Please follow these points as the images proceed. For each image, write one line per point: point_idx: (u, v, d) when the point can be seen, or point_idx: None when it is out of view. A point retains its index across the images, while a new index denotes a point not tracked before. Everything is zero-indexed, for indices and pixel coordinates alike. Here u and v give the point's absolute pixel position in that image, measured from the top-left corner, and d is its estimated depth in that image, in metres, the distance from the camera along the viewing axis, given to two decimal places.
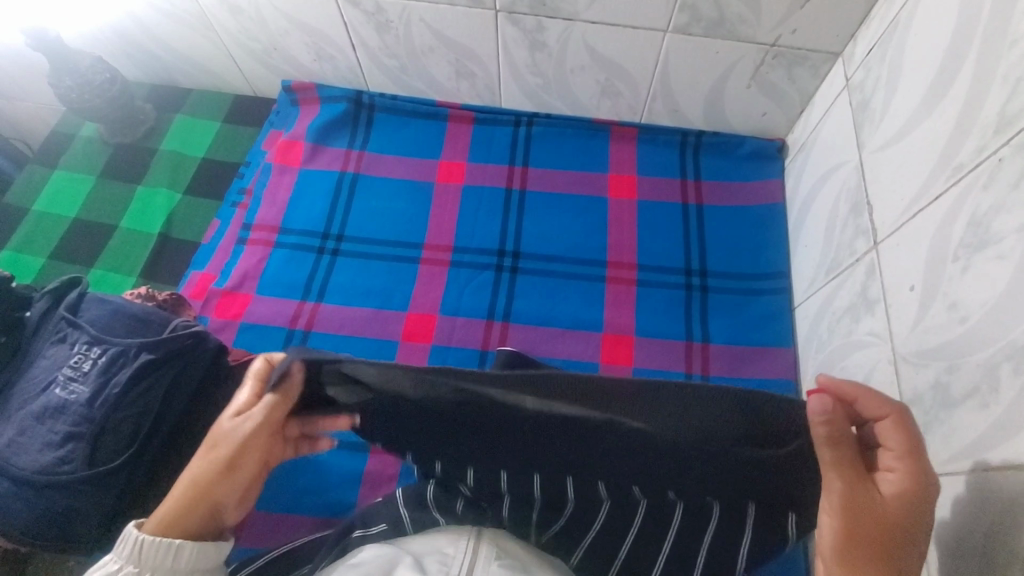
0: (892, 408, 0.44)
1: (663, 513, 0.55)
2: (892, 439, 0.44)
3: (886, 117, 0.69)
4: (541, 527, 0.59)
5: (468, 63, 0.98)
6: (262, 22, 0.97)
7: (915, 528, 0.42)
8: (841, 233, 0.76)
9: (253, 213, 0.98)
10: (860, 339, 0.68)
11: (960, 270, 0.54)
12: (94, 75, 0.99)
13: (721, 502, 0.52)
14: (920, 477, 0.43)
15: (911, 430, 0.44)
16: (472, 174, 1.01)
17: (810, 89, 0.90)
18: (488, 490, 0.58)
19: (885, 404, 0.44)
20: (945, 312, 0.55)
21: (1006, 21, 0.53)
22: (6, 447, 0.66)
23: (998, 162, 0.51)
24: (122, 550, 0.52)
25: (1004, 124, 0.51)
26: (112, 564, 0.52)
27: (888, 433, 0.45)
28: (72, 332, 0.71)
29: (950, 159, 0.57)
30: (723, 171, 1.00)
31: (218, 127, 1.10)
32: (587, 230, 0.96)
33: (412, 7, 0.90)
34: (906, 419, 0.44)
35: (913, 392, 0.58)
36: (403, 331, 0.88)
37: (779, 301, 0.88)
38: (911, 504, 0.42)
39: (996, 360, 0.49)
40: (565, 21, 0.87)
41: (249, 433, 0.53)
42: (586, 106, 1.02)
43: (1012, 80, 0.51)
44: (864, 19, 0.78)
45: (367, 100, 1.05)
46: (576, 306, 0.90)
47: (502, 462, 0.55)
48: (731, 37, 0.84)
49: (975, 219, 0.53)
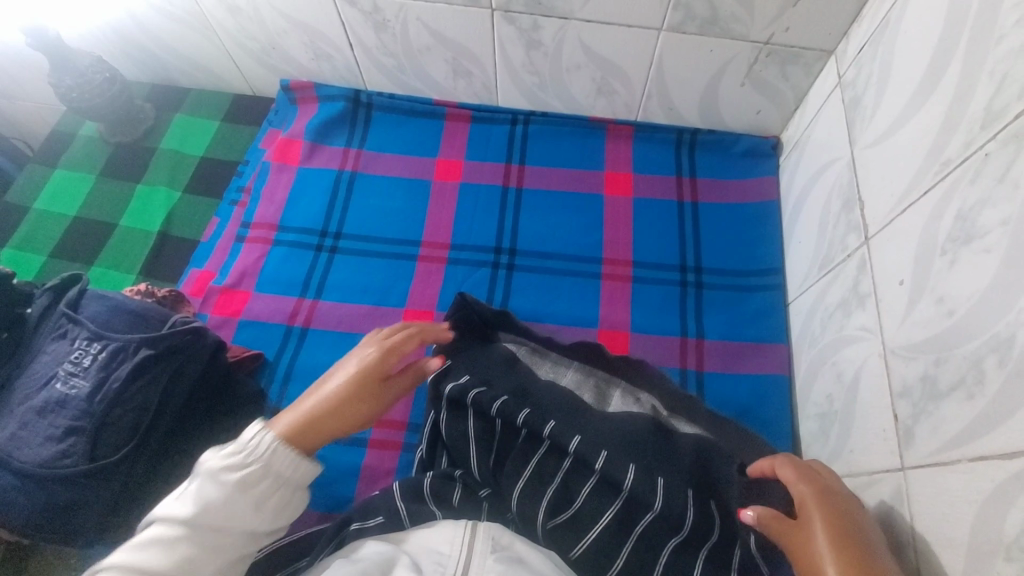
0: (770, 458, 0.59)
1: (672, 515, 0.60)
2: (785, 474, 0.56)
3: (877, 114, 0.70)
4: (553, 510, 0.62)
5: (465, 62, 0.99)
6: (260, 22, 0.98)
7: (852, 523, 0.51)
8: (834, 229, 0.77)
9: (251, 211, 0.99)
10: (852, 333, 0.69)
11: (948, 264, 0.55)
12: (94, 75, 1.00)
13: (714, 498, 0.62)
14: (830, 493, 0.54)
15: (796, 463, 0.57)
16: (470, 173, 1.01)
17: (804, 87, 0.91)
18: (517, 461, 0.67)
19: (767, 457, 0.59)
20: (933, 306, 0.56)
21: (993, 19, 0.54)
22: (8, 441, 0.66)
23: (985, 156, 0.52)
24: (253, 446, 0.60)
25: (991, 119, 0.52)
26: (236, 456, 0.59)
27: (785, 472, 0.56)
28: (72, 328, 0.72)
29: (937, 154, 0.58)
30: (719, 168, 1.00)
31: (217, 126, 1.11)
32: (583, 227, 0.96)
33: (408, 6, 0.91)
34: (791, 458, 0.58)
35: (902, 384, 0.59)
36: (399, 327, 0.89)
37: (773, 297, 0.89)
38: (830, 506, 0.52)
39: (982, 352, 0.49)
40: (560, 20, 0.88)
41: (388, 401, 0.68)
42: (582, 104, 1.02)
43: (999, 75, 0.52)
44: (856, 17, 0.79)
45: (365, 99, 1.06)
46: (572, 302, 0.91)
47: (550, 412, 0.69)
48: (724, 36, 0.85)
49: (962, 214, 0.54)
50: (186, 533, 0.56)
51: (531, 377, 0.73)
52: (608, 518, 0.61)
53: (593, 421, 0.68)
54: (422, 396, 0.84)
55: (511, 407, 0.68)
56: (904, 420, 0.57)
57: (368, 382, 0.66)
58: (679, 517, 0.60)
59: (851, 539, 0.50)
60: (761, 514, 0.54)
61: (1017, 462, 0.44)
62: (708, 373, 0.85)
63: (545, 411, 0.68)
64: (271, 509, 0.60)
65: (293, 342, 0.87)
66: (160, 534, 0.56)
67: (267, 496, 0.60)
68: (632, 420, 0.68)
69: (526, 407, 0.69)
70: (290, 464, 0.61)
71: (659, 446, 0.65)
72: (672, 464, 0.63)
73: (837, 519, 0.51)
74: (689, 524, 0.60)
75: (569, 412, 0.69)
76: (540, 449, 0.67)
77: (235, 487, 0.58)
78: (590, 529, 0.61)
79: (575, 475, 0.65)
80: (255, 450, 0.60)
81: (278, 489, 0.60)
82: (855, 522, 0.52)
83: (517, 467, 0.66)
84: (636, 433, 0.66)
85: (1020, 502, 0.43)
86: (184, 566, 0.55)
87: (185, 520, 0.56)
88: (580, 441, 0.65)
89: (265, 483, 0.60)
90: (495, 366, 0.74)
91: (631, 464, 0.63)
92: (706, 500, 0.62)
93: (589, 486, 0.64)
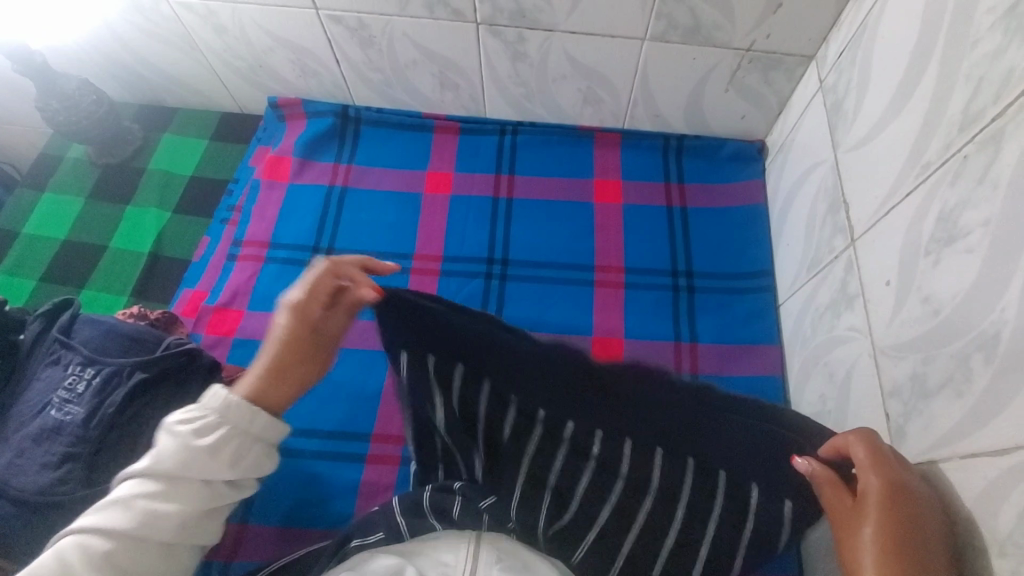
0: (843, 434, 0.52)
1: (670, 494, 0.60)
2: (856, 454, 0.49)
3: (858, 118, 0.71)
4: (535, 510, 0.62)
5: (452, 75, 0.99)
6: (247, 41, 0.99)
7: (905, 518, 0.45)
8: (820, 231, 0.78)
9: (242, 229, 0.99)
10: (841, 334, 0.70)
11: (932, 264, 0.56)
12: (81, 97, 1.00)
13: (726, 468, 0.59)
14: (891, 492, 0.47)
15: (877, 446, 0.49)
16: (460, 185, 1.02)
17: (786, 91, 0.92)
18: (507, 462, 0.63)
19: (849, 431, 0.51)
20: (920, 306, 0.57)
21: (967, 24, 0.55)
22: (4, 469, 0.66)
23: (963, 159, 0.53)
24: (210, 400, 0.56)
25: (969, 122, 0.53)
26: (195, 410, 0.56)
27: (859, 450, 0.50)
28: (65, 354, 0.71)
29: (918, 157, 0.59)
30: (706, 172, 1.02)
31: (206, 145, 1.11)
32: (574, 235, 0.97)
33: (395, 22, 0.91)
34: (871, 438, 0.50)
35: (892, 383, 0.60)
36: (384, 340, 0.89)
37: (764, 299, 0.90)
38: (895, 510, 0.46)
39: (968, 350, 0.50)
40: (545, 32, 0.89)
41: (324, 340, 0.59)
42: (569, 113, 1.03)
43: (975, 79, 0.53)
44: (835, 22, 0.80)
45: (353, 114, 1.07)
46: (565, 310, 0.91)
47: (537, 400, 0.60)
48: (707, 44, 0.87)
49: (944, 215, 0.55)
50: (144, 487, 0.53)
51: (514, 358, 0.59)
52: (607, 513, 0.61)
53: (591, 403, 0.59)
54: None
55: (497, 398, 0.61)
56: (895, 419, 0.58)
57: (298, 331, 0.58)
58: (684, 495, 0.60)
59: (903, 547, 0.44)
60: (819, 477, 0.51)
61: (1006, 459, 0.45)
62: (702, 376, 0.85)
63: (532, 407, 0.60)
64: (222, 460, 0.54)
65: None
66: (121, 492, 0.53)
67: (225, 449, 0.55)
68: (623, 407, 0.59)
69: (511, 402, 0.61)
70: (245, 412, 0.56)
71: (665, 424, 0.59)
72: (675, 441, 0.59)
73: (893, 525, 0.45)
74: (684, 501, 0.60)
75: (559, 399, 0.59)
76: (529, 447, 0.62)
77: (185, 440, 0.54)
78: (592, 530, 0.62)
79: (569, 469, 0.61)
80: (209, 401, 0.56)
81: (235, 439, 0.55)
82: (916, 527, 0.45)
83: (511, 467, 0.63)
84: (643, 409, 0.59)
85: (1010, 498, 0.44)
86: (141, 523, 0.51)
87: (143, 474, 0.53)
88: (575, 429, 0.60)
89: (221, 430, 0.55)
90: (459, 341, 0.60)
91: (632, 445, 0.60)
92: (709, 467, 0.59)
93: (585, 481, 0.61)
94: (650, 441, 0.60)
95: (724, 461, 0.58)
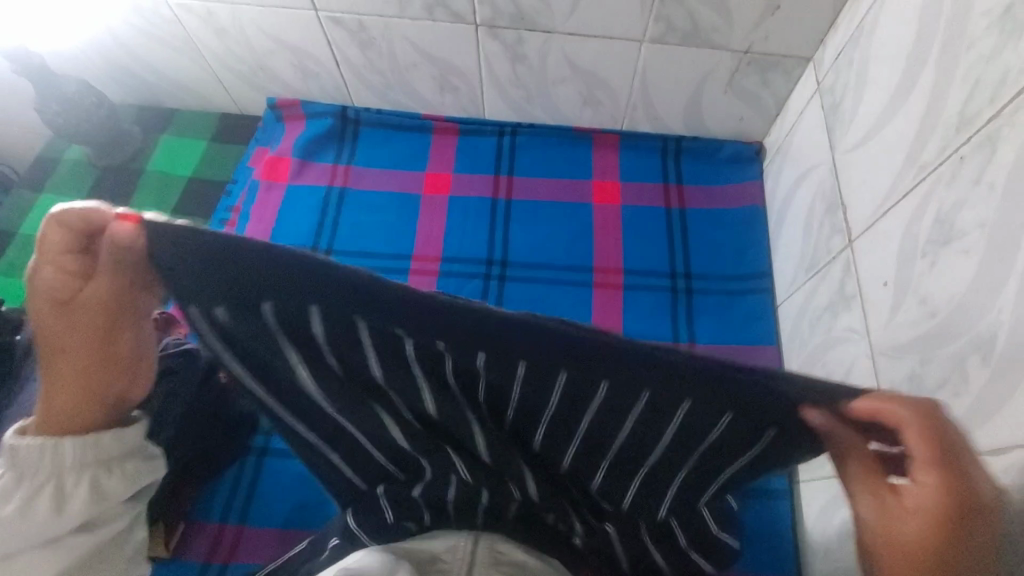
0: (891, 407, 0.37)
1: (611, 425, 0.46)
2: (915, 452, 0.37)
3: (856, 119, 0.72)
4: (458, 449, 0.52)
5: (451, 77, 0.99)
6: (247, 43, 0.99)
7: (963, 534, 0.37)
8: (819, 232, 0.79)
9: (241, 231, 0.99)
10: (839, 335, 0.70)
11: (929, 265, 0.56)
12: (80, 98, 1.00)
13: (692, 408, 0.41)
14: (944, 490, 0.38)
15: (942, 438, 0.37)
16: (459, 186, 1.02)
17: (784, 94, 0.92)
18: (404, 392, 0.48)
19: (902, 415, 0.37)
20: (917, 306, 0.57)
21: (963, 26, 0.55)
22: None
23: (960, 160, 0.53)
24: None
25: (965, 123, 0.53)
26: None
27: (916, 445, 0.37)
28: None
29: (915, 158, 0.60)
30: (704, 174, 1.02)
31: (205, 146, 1.11)
32: (573, 236, 0.97)
33: (394, 24, 0.92)
34: (930, 422, 0.37)
35: (890, 384, 0.60)
36: None
37: (763, 301, 0.90)
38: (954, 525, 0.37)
39: (966, 351, 0.50)
40: (544, 34, 0.89)
41: (113, 316, 0.47)
42: (568, 115, 1.03)
43: (971, 81, 0.53)
44: (832, 25, 0.81)
45: (352, 115, 1.07)
46: (564, 312, 0.91)
47: (426, 322, 0.40)
48: (706, 46, 0.87)
49: (941, 216, 0.55)
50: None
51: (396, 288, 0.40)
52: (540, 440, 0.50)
53: (510, 339, 0.40)
54: None
55: (380, 331, 0.42)
56: None
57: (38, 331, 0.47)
58: (619, 434, 0.46)
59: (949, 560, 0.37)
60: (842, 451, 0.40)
61: (1002, 460, 0.45)
62: None
63: (419, 332, 0.41)
64: (42, 517, 0.49)
65: None
66: None
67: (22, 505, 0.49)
68: (553, 343, 0.39)
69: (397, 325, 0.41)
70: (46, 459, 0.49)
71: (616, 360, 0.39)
72: (628, 385, 0.40)
73: (945, 540, 0.37)
74: (631, 432, 0.45)
75: (462, 330, 0.40)
76: (432, 384, 0.46)
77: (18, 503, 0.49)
78: (508, 471, 0.52)
79: (484, 395, 0.46)
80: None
81: (45, 490, 0.50)
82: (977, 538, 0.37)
83: (412, 393, 0.48)
84: (617, 372, 0.40)
85: (1007, 500, 0.44)
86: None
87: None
88: (485, 362, 0.41)
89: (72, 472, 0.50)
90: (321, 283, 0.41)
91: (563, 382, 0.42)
92: (670, 407, 0.41)
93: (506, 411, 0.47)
94: (590, 380, 0.41)
95: (692, 401, 0.40)
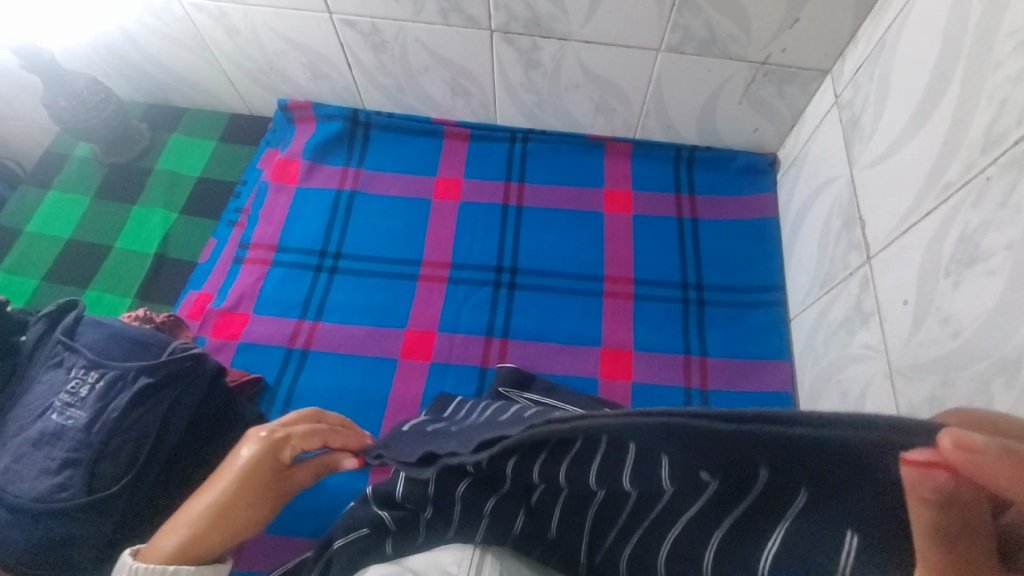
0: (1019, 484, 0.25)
1: (674, 502, 0.41)
2: None
3: (875, 134, 0.71)
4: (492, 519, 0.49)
5: (463, 81, 0.99)
6: (258, 43, 0.98)
7: None
8: (834, 247, 0.78)
9: (249, 232, 0.98)
10: (856, 352, 0.69)
11: (952, 285, 0.55)
12: (89, 95, 0.99)
13: (785, 486, 0.35)
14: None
15: None
16: (470, 191, 1.01)
17: (800, 105, 0.91)
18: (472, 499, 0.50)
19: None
20: (939, 326, 0.56)
21: (990, 44, 0.54)
22: (3, 474, 0.65)
23: (986, 180, 0.53)
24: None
25: (991, 144, 0.52)
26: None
27: None
28: (68, 356, 0.71)
29: (938, 176, 0.59)
30: (716, 185, 1.01)
31: (213, 146, 1.11)
32: (583, 245, 0.97)
33: (408, 28, 0.91)
34: None
35: (909, 405, 0.59)
36: (235, 330, 0.89)
37: (776, 313, 0.89)
38: None
39: (990, 374, 0.50)
40: (559, 41, 0.89)
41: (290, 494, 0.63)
42: (581, 122, 1.03)
43: (998, 100, 0.52)
44: (852, 39, 0.80)
45: (363, 118, 1.06)
46: (575, 321, 0.90)
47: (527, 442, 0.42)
48: (722, 56, 0.86)
49: (965, 236, 0.54)
50: None
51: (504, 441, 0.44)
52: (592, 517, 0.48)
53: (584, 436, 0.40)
54: (437, 380, 0.86)
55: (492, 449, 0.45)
56: None
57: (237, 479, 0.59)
58: (661, 508, 0.42)
59: None
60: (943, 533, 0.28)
61: None
62: (712, 392, 0.84)
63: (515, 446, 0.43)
64: None
65: (294, 363, 0.87)
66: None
67: None
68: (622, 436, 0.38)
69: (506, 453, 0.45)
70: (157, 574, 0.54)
71: (725, 442, 0.34)
72: (694, 454, 0.36)
73: None
74: (696, 518, 0.41)
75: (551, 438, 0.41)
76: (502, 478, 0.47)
77: None
78: (549, 521, 0.50)
79: (548, 475, 0.45)
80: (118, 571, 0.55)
81: None
82: None
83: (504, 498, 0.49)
84: (691, 454, 0.36)
85: None
86: None
87: None
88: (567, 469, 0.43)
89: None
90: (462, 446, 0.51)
91: (663, 452, 0.37)
92: (737, 481, 0.36)
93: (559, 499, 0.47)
94: (648, 455, 0.38)
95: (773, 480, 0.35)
